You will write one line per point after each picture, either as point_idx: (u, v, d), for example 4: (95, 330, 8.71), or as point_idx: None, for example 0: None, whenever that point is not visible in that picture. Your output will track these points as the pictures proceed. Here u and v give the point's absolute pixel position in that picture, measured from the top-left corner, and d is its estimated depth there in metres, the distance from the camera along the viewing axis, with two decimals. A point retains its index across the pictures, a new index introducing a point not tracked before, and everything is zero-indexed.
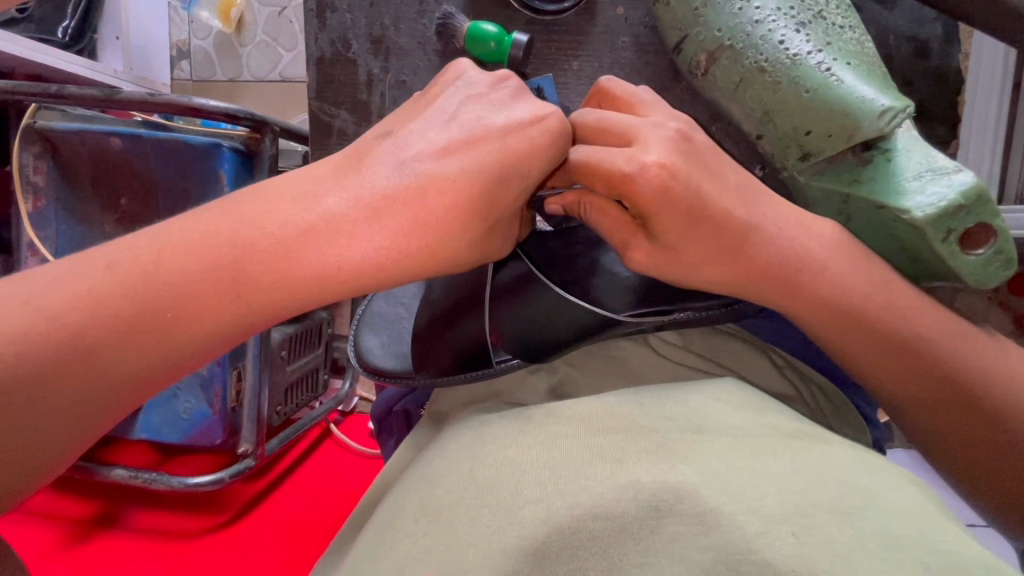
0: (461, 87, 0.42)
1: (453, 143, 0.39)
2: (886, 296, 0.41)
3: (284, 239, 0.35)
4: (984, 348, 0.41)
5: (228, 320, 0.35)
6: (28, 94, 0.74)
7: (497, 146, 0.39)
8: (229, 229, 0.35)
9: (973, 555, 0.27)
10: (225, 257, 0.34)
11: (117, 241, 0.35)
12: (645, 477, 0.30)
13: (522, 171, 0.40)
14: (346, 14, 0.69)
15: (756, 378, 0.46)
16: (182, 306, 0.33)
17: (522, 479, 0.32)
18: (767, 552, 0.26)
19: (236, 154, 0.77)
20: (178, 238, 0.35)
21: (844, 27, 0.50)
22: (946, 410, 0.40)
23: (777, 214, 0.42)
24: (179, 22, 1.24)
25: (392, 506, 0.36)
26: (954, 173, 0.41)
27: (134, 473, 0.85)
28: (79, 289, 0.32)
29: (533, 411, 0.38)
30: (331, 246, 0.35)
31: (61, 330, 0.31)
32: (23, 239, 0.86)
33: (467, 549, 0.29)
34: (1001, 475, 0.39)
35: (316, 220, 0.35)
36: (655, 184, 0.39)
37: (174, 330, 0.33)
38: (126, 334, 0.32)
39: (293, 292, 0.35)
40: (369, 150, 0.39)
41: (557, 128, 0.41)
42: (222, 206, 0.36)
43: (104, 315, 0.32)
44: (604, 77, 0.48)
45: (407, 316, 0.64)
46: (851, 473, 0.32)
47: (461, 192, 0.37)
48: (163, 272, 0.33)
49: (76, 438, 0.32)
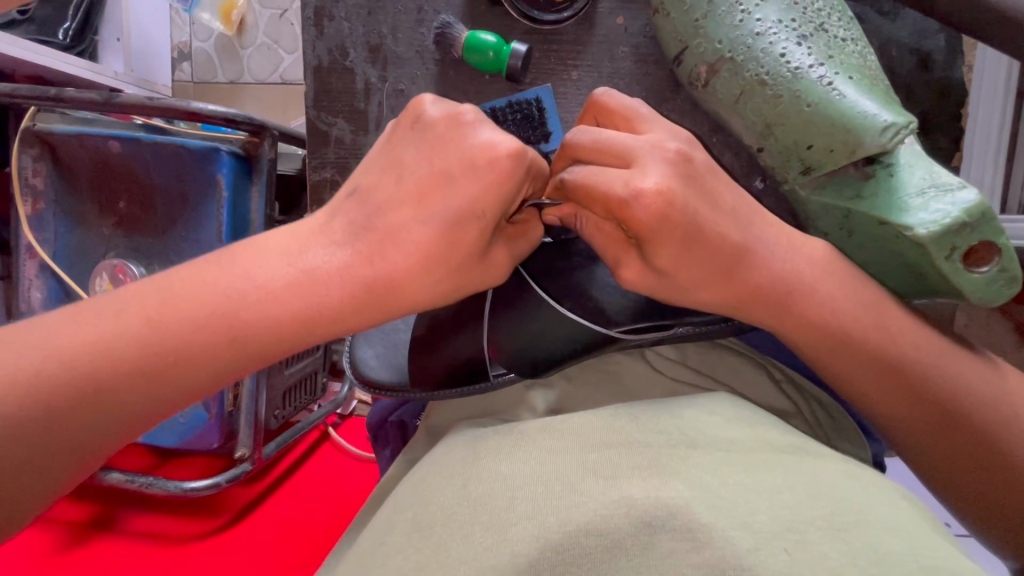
0: (426, 127, 0.40)
1: (416, 195, 0.39)
2: (872, 315, 0.42)
3: (294, 284, 0.37)
4: (973, 368, 0.42)
5: (224, 363, 0.36)
6: (26, 97, 0.73)
7: (449, 193, 0.38)
8: (225, 280, 0.37)
9: (961, 569, 0.27)
10: (220, 306, 0.36)
11: (155, 286, 0.37)
12: (637, 493, 0.30)
13: (475, 212, 0.38)
14: (344, 23, 0.69)
15: (752, 394, 0.46)
16: (183, 351, 0.36)
17: (515, 495, 0.31)
18: (758, 568, 0.26)
19: (235, 159, 0.77)
20: (187, 285, 0.37)
21: (846, 40, 0.49)
22: (935, 427, 0.41)
23: (769, 238, 0.43)
24: (181, 24, 1.23)
25: (385, 523, 0.35)
26: (958, 190, 0.41)
27: (129, 477, 0.84)
28: (90, 336, 0.35)
29: (526, 427, 0.37)
30: (298, 293, 0.37)
31: (72, 374, 0.34)
32: (21, 242, 0.86)
33: (458, 566, 0.29)
34: (981, 487, 0.41)
35: (296, 273, 0.37)
36: (650, 210, 0.39)
37: (173, 373, 0.36)
38: (126, 378, 0.35)
39: (309, 321, 0.37)
40: (336, 207, 0.41)
41: (509, 167, 0.38)
42: (238, 253, 0.38)
43: (108, 362, 0.35)
44: (598, 90, 0.47)
45: (404, 329, 0.63)
46: (845, 488, 0.31)
47: (428, 237, 0.38)
48: (167, 316, 0.36)
49: (80, 468, 0.35)
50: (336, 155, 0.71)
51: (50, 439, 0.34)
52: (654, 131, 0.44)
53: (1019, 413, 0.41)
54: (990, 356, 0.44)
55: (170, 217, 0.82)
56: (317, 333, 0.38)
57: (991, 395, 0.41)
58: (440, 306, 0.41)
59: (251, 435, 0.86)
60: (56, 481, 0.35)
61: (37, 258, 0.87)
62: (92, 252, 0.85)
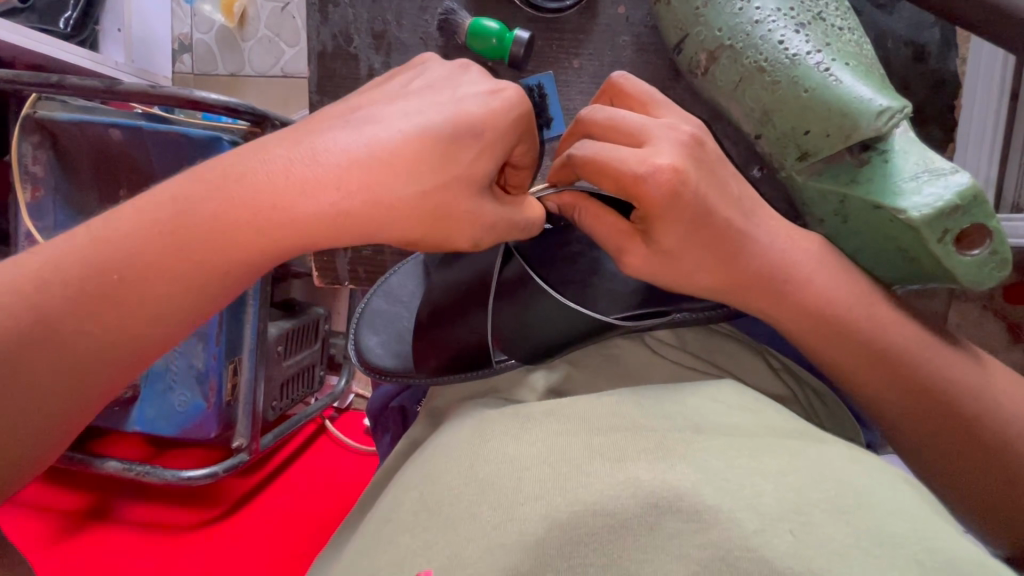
0: (424, 71, 0.42)
1: (412, 110, 0.38)
2: (864, 306, 0.43)
3: (253, 194, 0.35)
4: (957, 364, 0.42)
5: (173, 283, 0.35)
6: (31, 84, 0.73)
7: (453, 108, 0.38)
8: (207, 185, 0.36)
9: (964, 553, 0.27)
10: (214, 206, 0.35)
11: (147, 199, 0.37)
12: (644, 475, 0.30)
13: (474, 128, 0.37)
14: (348, 9, 0.70)
15: (752, 379, 0.47)
16: (127, 268, 0.35)
17: (522, 476, 0.31)
18: (765, 550, 0.26)
19: (236, 147, 0.78)
20: (179, 195, 0.36)
21: (843, 29, 0.50)
22: (919, 423, 0.42)
23: (765, 224, 0.44)
24: (182, 16, 1.24)
25: (390, 501, 0.36)
26: (951, 174, 0.41)
27: (127, 465, 0.84)
28: (107, 242, 0.35)
29: (532, 409, 0.37)
30: (248, 206, 0.35)
31: (91, 274, 0.35)
32: (20, 230, 0.85)
33: (467, 544, 0.29)
34: (977, 475, 0.41)
35: (271, 179, 0.35)
36: (664, 188, 0.40)
37: (121, 294, 0.35)
38: (76, 299, 0.35)
39: (243, 239, 0.35)
40: (325, 118, 0.39)
41: (517, 99, 0.39)
42: (208, 172, 0.37)
43: (120, 258, 0.35)
44: (615, 73, 0.48)
45: (407, 315, 0.65)
46: (849, 472, 0.31)
47: (414, 151, 0.36)
48: (168, 218, 0.35)
49: (114, 371, 0.36)
50: None
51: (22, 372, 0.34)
52: (668, 116, 0.44)
53: (1008, 405, 0.41)
54: (977, 352, 0.44)
55: None
56: (301, 244, 0.36)
57: (976, 391, 0.41)
58: (416, 236, 0.38)
59: (249, 425, 0.86)
60: (93, 382, 0.36)
61: (36, 246, 0.85)
62: None
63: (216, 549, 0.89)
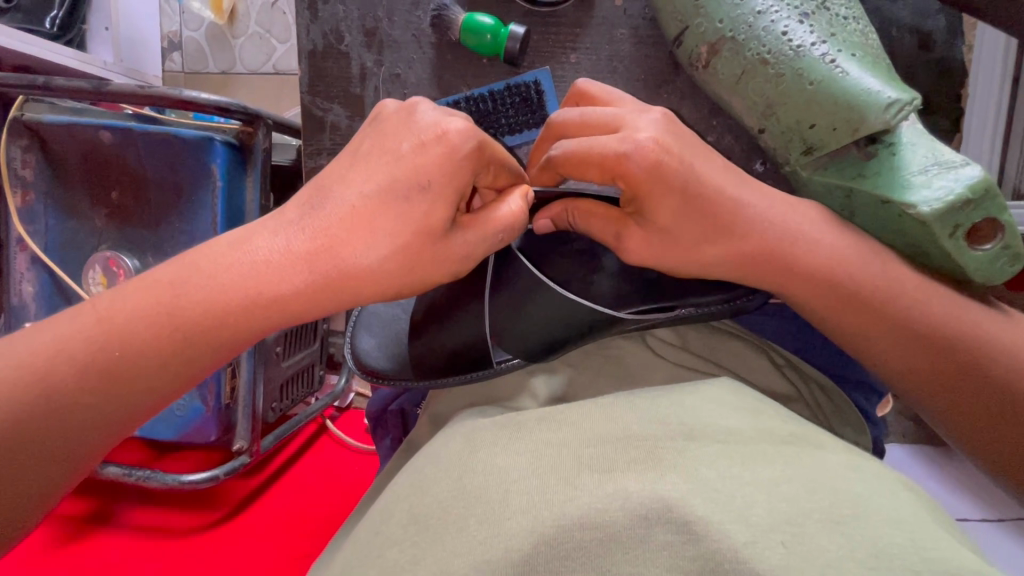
0: (368, 125, 0.43)
1: (363, 173, 0.39)
2: (874, 279, 0.41)
3: (253, 281, 0.37)
4: (979, 328, 0.40)
5: (171, 364, 0.38)
6: (15, 86, 0.71)
7: (393, 167, 0.39)
8: (212, 264, 0.38)
9: (966, 562, 0.26)
10: (223, 292, 0.37)
11: (164, 269, 0.39)
12: (634, 487, 0.29)
13: (419, 183, 0.38)
14: (338, 6, 0.68)
15: (754, 379, 0.46)
16: (133, 346, 0.37)
17: (510, 488, 0.30)
18: (755, 562, 0.25)
19: (229, 148, 0.76)
20: (191, 279, 0.38)
21: (848, 18, 0.49)
22: (947, 391, 0.40)
23: (765, 200, 0.43)
24: (171, 13, 1.22)
25: (381, 512, 0.35)
26: (961, 167, 0.41)
27: (127, 470, 0.82)
28: (126, 312, 0.37)
29: (523, 418, 0.36)
30: (249, 281, 0.37)
31: (107, 341, 0.37)
32: (11, 234, 0.85)
33: (453, 559, 0.28)
34: (1010, 441, 0.39)
35: (257, 263, 0.38)
36: (649, 160, 0.40)
37: (132, 365, 0.37)
38: (82, 364, 0.37)
39: (240, 326, 0.38)
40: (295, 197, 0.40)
41: (464, 131, 0.39)
42: (214, 249, 0.39)
43: (135, 330, 0.37)
44: (580, 79, 0.49)
45: (404, 317, 0.64)
46: (847, 481, 0.30)
47: (365, 220, 0.38)
48: (181, 298, 0.37)
49: (113, 430, 0.38)
50: (331, 141, 0.70)
51: (10, 451, 0.35)
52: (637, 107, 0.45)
53: None
54: (1007, 309, 0.42)
55: (161, 208, 0.81)
56: (299, 316, 0.38)
57: (1000, 354, 0.39)
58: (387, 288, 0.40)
59: (249, 427, 0.85)
60: (91, 437, 0.38)
61: (28, 250, 0.85)
62: (83, 245, 0.84)
63: (216, 555, 0.88)
